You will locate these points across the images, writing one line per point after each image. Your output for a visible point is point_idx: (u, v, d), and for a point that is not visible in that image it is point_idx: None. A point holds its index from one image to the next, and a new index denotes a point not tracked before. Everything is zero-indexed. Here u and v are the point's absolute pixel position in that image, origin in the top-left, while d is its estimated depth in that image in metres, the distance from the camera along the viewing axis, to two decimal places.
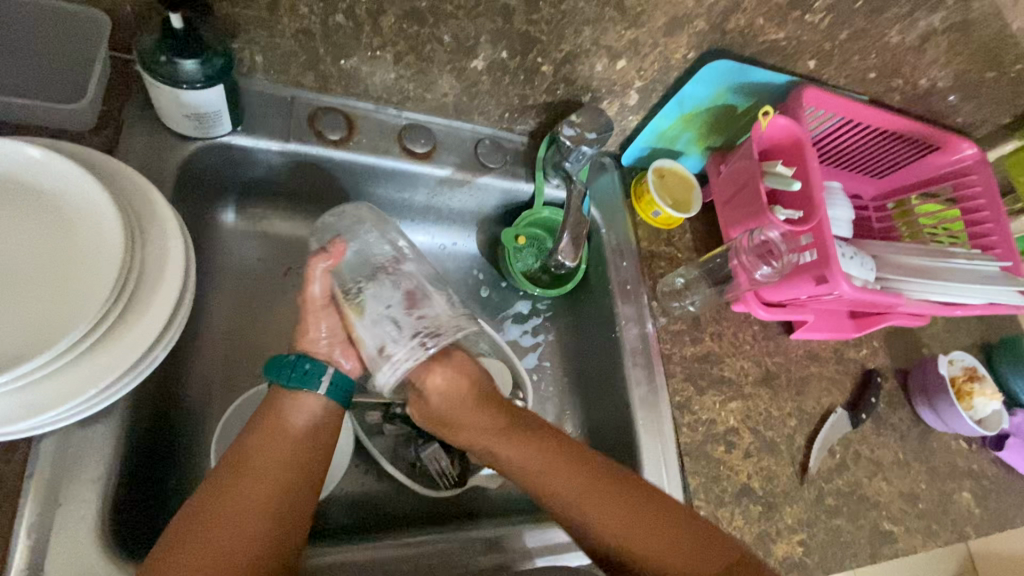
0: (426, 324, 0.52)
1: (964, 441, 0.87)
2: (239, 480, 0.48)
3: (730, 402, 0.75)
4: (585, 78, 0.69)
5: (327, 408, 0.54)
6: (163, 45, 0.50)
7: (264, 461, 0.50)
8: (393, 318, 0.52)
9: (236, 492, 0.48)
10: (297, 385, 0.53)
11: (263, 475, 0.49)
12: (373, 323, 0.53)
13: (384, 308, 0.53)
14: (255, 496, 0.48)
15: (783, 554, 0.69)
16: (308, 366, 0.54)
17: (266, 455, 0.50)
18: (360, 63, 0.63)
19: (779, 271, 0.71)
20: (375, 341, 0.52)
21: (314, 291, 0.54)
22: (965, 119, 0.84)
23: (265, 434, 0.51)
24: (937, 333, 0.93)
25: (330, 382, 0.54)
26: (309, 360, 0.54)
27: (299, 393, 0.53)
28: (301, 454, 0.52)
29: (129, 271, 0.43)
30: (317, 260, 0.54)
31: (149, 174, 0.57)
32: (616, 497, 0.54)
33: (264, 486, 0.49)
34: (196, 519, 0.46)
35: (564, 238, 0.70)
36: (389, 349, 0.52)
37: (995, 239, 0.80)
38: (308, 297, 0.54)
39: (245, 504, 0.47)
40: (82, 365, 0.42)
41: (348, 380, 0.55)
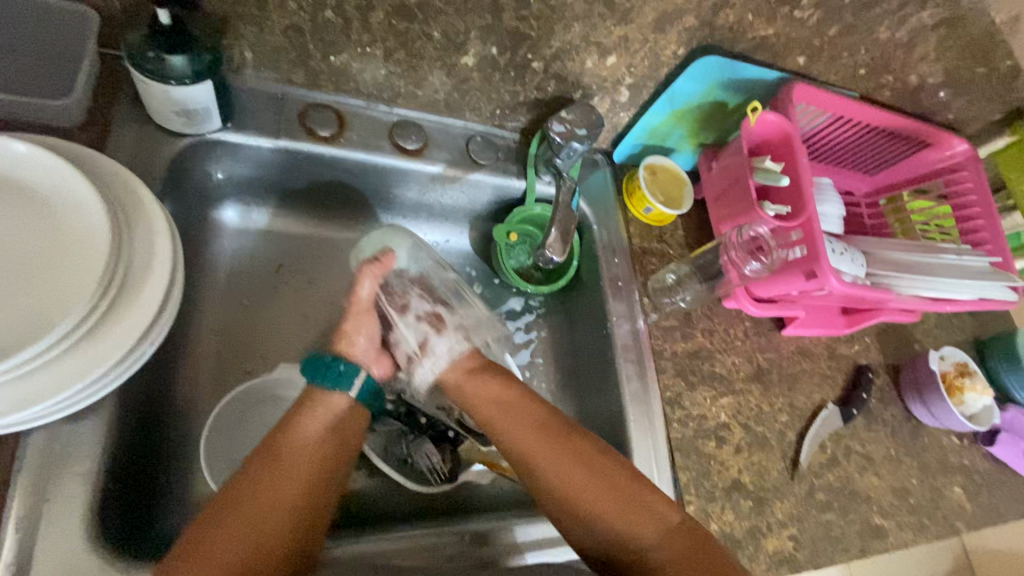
0: (466, 324, 0.66)
1: (955, 437, 0.87)
2: (270, 480, 0.49)
3: (721, 398, 0.75)
4: (576, 74, 0.70)
5: (352, 408, 0.57)
6: (150, 41, 0.50)
7: (293, 459, 0.51)
8: (432, 317, 0.64)
9: (264, 488, 0.49)
10: (332, 384, 0.56)
11: (292, 472, 0.50)
12: (410, 328, 0.62)
13: (424, 309, 0.64)
14: (283, 492, 0.49)
15: (774, 549, 0.70)
16: (341, 367, 0.57)
17: (292, 449, 0.52)
18: (351, 59, 0.64)
19: (768, 267, 0.73)
20: (415, 338, 0.62)
21: (363, 293, 0.60)
22: (956, 115, 0.85)
23: (294, 432, 0.52)
24: (928, 329, 0.93)
25: (362, 384, 0.58)
26: (343, 361, 0.57)
27: (332, 393, 0.56)
28: (327, 455, 0.53)
29: (116, 265, 0.43)
30: (369, 268, 0.60)
31: (138, 170, 0.57)
32: (609, 484, 0.56)
33: (293, 482, 0.50)
34: (225, 511, 0.46)
35: (553, 233, 0.70)
36: (432, 341, 0.63)
37: (986, 234, 0.81)
38: (355, 300, 0.60)
39: (272, 500, 0.48)
40: (69, 359, 0.42)
41: (375, 384, 0.60)
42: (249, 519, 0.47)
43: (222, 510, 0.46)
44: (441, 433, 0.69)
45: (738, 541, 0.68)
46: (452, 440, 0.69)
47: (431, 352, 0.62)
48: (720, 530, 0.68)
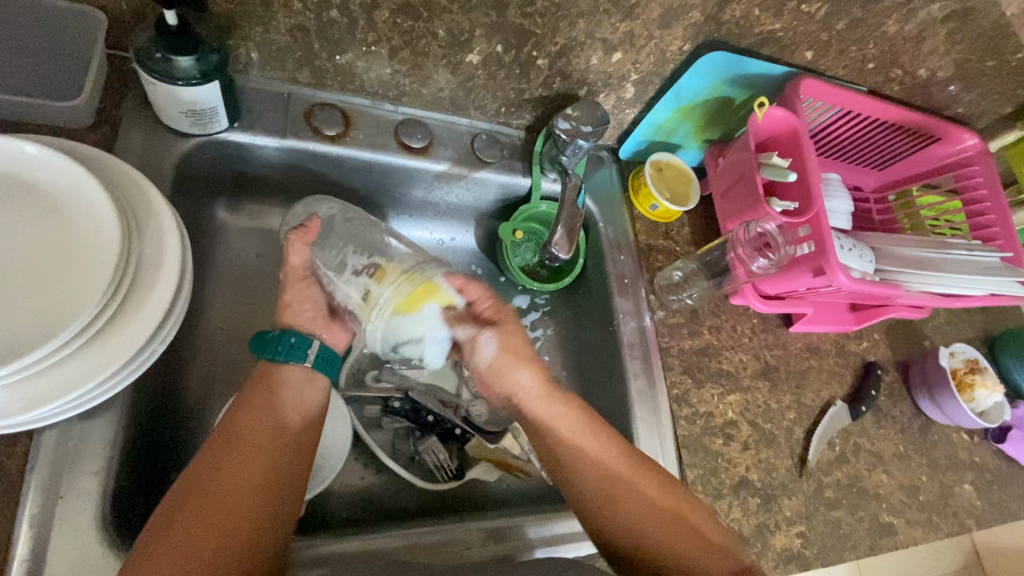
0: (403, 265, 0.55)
1: (965, 434, 0.86)
2: (232, 460, 0.49)
3: (729, 395, 0.75)
4: (581, 70, 0.69)
5: (308, 378, 0.56)
6: (158, 42, 0.50)
7: (254, 439, 0.50)
8: (373, 267, 0.55)
9: (226, 470, 0.48)
10: (284, 358, 0.54)
11: (256, 450, 0.50)
12: (352, 283, 0.55)
13: (366, 260, 0.56)
14: (248, 471, 0.48)
15: (782, 546, 0.69)
16: (292, 340, 0.55)
17: (256, 431, 0.51)
18: (356, 58, 0.64)
19: (775, 264, 0.71)
20: (358, 292, 0.55)
21: (293, 262, 0.57)
22: (966, 109, 0.84)
23: (255, 412, 0.52)
24: (938, 325, 0.92)
25: (316, 355, 0.56)
26: (293, 333, 0.55)
27: (286, 366, 0.55)
28: (292, 434, 0.53)
29: (126, 266, 0.44)
30: (296, 235, 0.57)
31: (146, 170, 0.58)
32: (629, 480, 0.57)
33: (257, 460, 0.49)
34: (186, 497, 0.45)
35: (559, 230, 0.69)
36: (373, 292, 0.54)
37: (997, 230, 0.79)
38: (289, 269, 0.57)
39: (238, 480, 0.48)
40: (81, 358, 0.43)
41: (334, 354, 0.58)
42: (216, 502, 0.46)
43: (183, 496, 0.45)
44: (448, 431, 0.69)
45: (746, 539, 0.68)
46: (460, 437, 0.69)
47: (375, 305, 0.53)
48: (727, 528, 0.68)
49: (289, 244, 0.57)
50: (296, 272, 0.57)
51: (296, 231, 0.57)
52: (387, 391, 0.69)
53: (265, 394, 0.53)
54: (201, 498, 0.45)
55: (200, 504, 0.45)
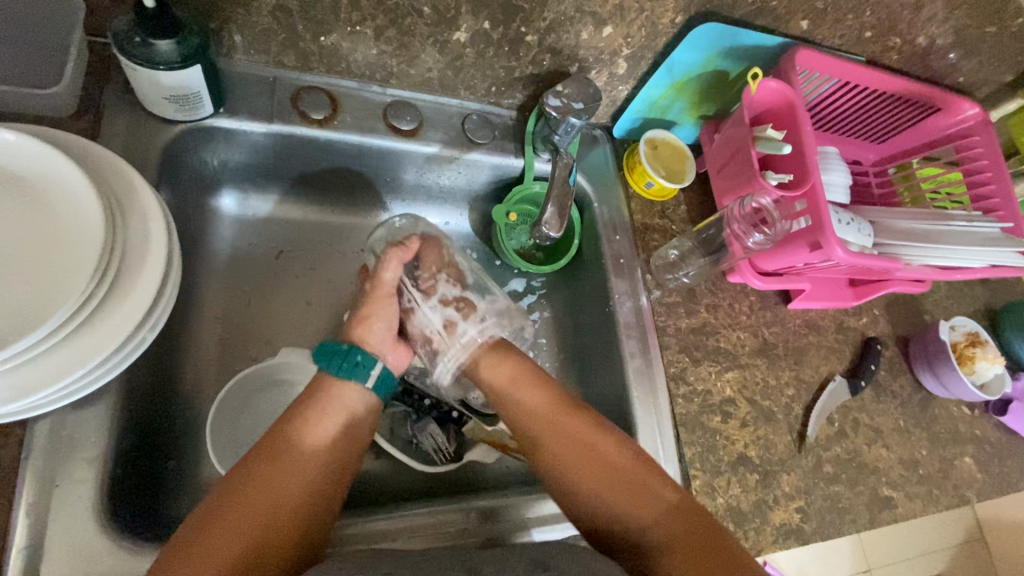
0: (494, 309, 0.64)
1: (966, 407, 0.86)
2: (273, 472, 0.49)
3: (726, 372, 0.75)
4: (571, 46, 0.68)
5: (364, 402, 0.55)
6: (137, 25, 0.49)
7: (297, 452, 0.51)
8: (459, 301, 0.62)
9: (264, 486, 0.48)
10: (347, 374, 0.55)
11: (296, 468, 0.50)
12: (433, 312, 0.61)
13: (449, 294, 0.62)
14: (288, 487, 0.48)
15: (781, 521, 0.70)
16: (358, 357, 0.56)
17: (296, 447, 0.51)
18: (341, 39, 0.63)
19: (772, 238, 0.70)
20: (440, 321, 0.61)
21: (386, 277, 0.60)
22: (966, 78, 0.82)
23: (302, 426, 0.52)
24: (939, 299, 0.91)
25: (377, 377, 0.56)
26: (359, 351, 0.56)
27: (347, 382, 0.55)
28: (332, 452, 0.52)
29: (111, 254, 0.43)
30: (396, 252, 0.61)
31: (132, 158, 0.57)
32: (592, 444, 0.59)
33: (295, 478, 0.49)
34: (227, 504, 0.46)
35: (549, 209, 0.68)
36: (457, 326, 0.61)
37: (998, 200, 0.78)
38: (379, 284, 0.60)
39: (279, 495, 0.48)
40: (67, 347, 0.42)
41: (391, 376, 0.58)
42: (250, 512, 0.46)
43: (223, 502, 0.46)
44: (445, 413, 0.69)
45: (745, 514, 0.68)
46: (457, 420, 0.70)
47: (462, 340, 0.61)
48: (726, 504, 0.68)
49: (386, 257, 0.60)
50: (383, 285, 0.60)
51: (392, 248, 0.61)
52: None
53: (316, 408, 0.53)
54: (238, 508, 0.46)
55: (234, 518, 0.45)
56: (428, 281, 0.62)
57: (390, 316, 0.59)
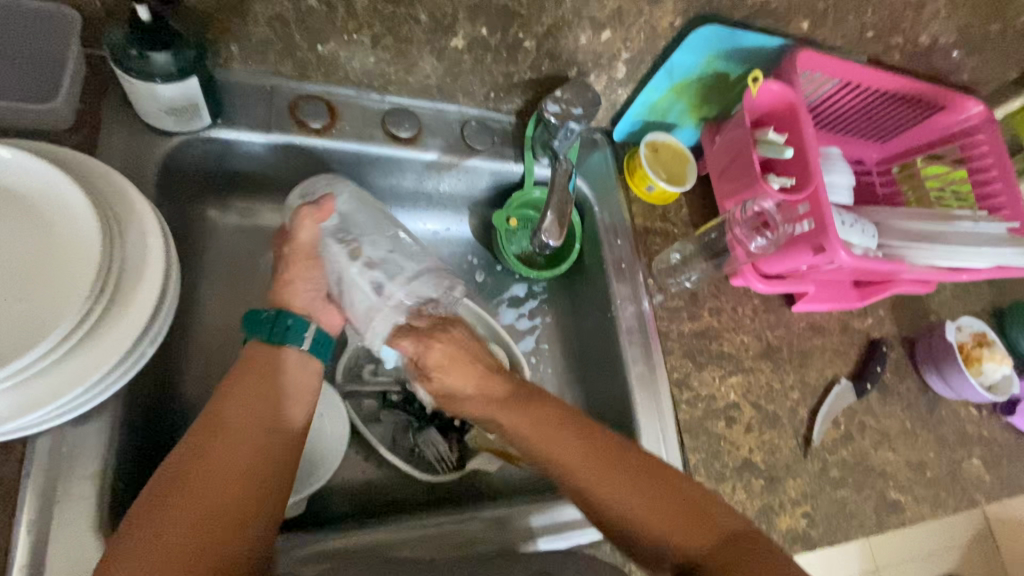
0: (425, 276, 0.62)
1: (974, 408, 0.85)
2: (222, 442, 0.48)
3: (731, 376, 0.74)
4: (570, 51, 0.68)
5: (303, 363, 0.55)
6: (132, 39, 0.49)
7: (244, 420, 0.50)
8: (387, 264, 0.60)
9: (214, 460, 0.47)
10: (279, 338, 0.55)
11: (244, 434, 0.49)
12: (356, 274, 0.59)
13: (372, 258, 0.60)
14: (240, 454, 0.48)
15: (787, 527, 0.69)
16: (289, 321, 0.56)
17: (243, 414, 0.50)
18: (338, 48, 0.62)
19: (775, 242, 0.71)
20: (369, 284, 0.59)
21: (304, 238, 0.58)
22: (970, 76, 0.81)
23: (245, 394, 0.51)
24: (945, 299, 0.90)
25: (313, 338, 0.56)
26: (290, 316, 0.56)
27: (282, 348, 0.55)
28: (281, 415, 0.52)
29: (109, 269, 0.43)
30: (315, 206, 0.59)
31: (129, 171, 0.57)
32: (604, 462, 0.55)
33: (245, 445, 0.48)
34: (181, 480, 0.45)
35: (548, 217, 0.68)
36: (385, 288, 0.59)
37: (1004, 199, 0.78)
38: (296, 245, 0.58)
39: (231, 464, 0.47)
40: (66, 365, 0.42)
41: (328, 339, 0.58)
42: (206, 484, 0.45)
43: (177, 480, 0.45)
44: (447, 422, 0.69)
45: (750, 520, 0.68)
46: (459, 428, 0.69)
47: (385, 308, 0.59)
48: (732, 510, 0.68)
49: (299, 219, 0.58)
50: (303, 249, 0.58)
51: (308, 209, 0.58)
52: (384, 384, 0.69)
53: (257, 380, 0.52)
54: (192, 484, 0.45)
55: (183, 498, 0.44)
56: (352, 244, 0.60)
57: (317, 276, 0.60)
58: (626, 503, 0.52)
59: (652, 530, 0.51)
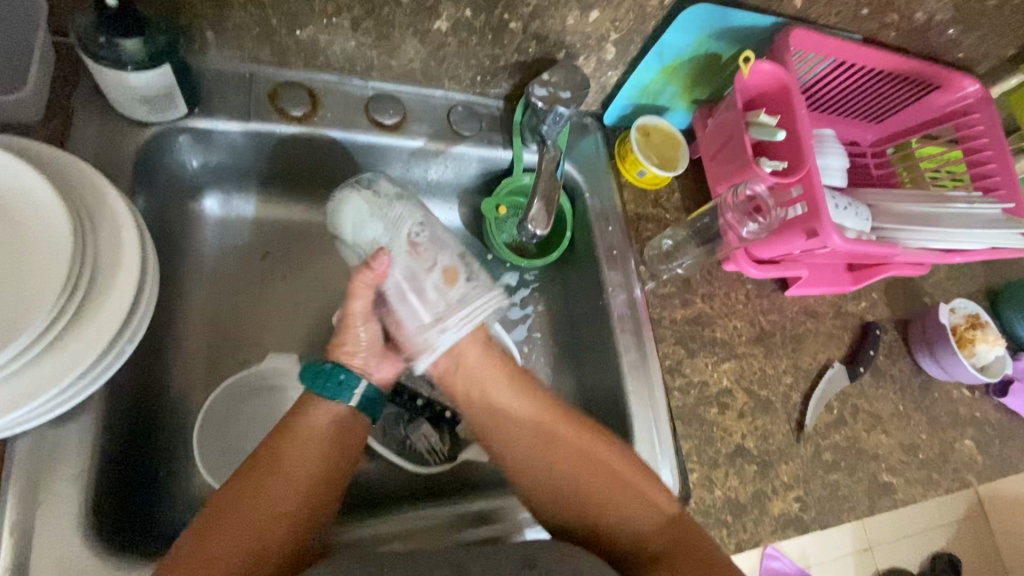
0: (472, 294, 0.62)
1: (966, 390, 0.85)
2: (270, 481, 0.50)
3: (723, 362, 0.74)
4: (557, 32, 0.66)
5: (353, 419, 0.56)
6: (100, 24, 0.47)
7: (292, 462, 0.51)
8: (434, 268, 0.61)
9: (259, 499, 0.49)
10: (331, 395, 0.54)
11: (291, 478, 0.51)
12: (402, 293, 0.60)
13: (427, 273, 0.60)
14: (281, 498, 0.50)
15: (779, 511, 0.69)
16: (342, 377, 0.55)
17: (291, 458, 0.52)
18: (317, 32, 0.60)
19: (766, 227, 0.69)
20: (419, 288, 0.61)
21: (355, 306, 0.56)
22: (966, 54, 0.80)
23: (299, 435, 0.53)
24: (939, 281, 0.90)
25: (362, 395, 0.56)
26: (343, 371, 0.55)
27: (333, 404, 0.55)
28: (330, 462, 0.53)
29: (83, 264, 0.42)
30: (360, 276, 0.55)
31: (104, 163, 0.55)
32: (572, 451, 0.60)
33: (290, 490, 0.50)
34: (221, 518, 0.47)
35: (536, 205, 0.67)
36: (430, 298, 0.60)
37: (999, 179, 0.77)
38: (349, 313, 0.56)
39: (275, 506, 0.49)
40: (39, 365, 0.41)
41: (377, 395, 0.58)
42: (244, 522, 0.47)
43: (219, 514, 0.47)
44: (438, 414, 0.68)
45: (743, 506, 0.68)
46: (449, 420, 0.69)
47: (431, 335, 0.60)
48: (724, 496, 0.68)
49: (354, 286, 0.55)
50: (354, 315, 0.56)
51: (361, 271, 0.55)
52: None
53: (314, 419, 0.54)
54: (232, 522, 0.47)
55: (231, 527, 0.46)
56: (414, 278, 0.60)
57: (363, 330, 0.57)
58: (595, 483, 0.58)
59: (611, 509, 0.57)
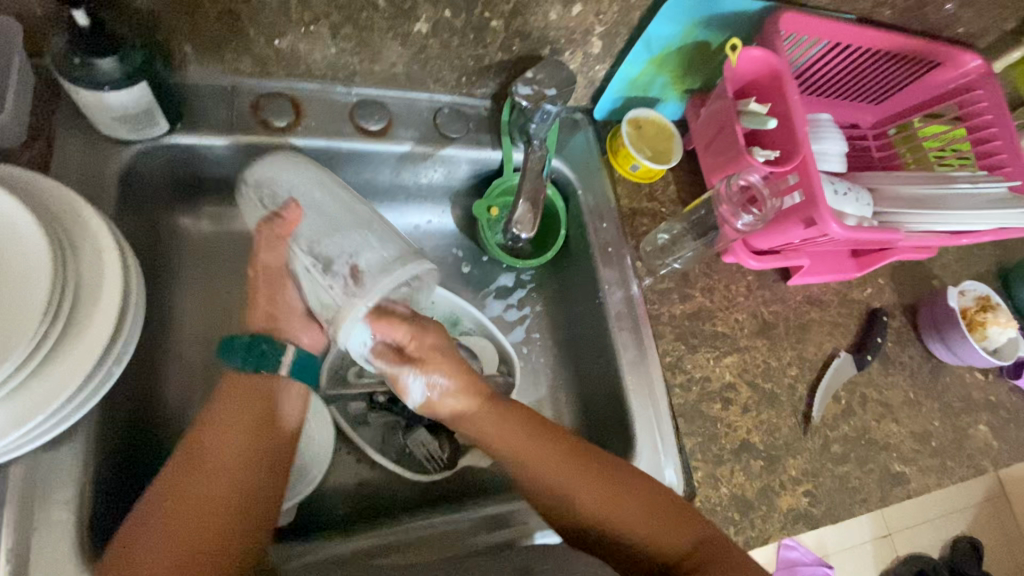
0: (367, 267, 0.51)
1: (979, 373, 0.83)
2: (192, 475, 0.47)
3: (726, 357, 0.73)
4: (541, 29, 0.64)
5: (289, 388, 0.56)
6: (74, 46, 0.47)
7: (215, 455, 0.48)
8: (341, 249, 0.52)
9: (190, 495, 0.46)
10: (254, 367, 0.55)
11: (217, 470, 0.48)
12: (312, 256, 0.53)
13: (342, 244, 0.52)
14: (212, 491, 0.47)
15: (789, 506, 0.68)
16: (264, 347, 0.56)
17: (215, 452, 0.48)
18: (296, 41, 0.60)
19: (762, 218, 0.67)
20: (321, 273, 0.52)
21: (274, 263, 0.54)
22: (967, 29, 0.77)
23: (233, 419, 0.50)
24: (948, 263, 0.88)
25: (290, 362, 0.57)
26: (265, 341, 0.56)
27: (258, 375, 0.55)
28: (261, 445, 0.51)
29: (63, 290, 0.42)
30: (272, 226, 0.53)
31: (86, 184, 0.55)
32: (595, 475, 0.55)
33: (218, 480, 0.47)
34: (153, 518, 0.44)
35: (521, 206, 0.68)
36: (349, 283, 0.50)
37: (1005, 156, 0.74)
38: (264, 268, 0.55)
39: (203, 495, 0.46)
40: (24, 394, 0.41)
41: (308, 358, 0.59)
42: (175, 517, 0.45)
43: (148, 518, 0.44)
44: (436, 420, 0.68)
45: (750, 502, 0.67)
46: (449, 426, 0.68)
47: (359, 273, 0.50)
48: (730, 493, 0.66)
49: (263, 240, 0.54)
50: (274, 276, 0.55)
51: (270, 223, 0.53)
52: (370, 385, 0.67)
53: (231, 417, 0.50)
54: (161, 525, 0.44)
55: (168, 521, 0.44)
56: (316, 240, 0.53)
57: (290, 296, 0.56)
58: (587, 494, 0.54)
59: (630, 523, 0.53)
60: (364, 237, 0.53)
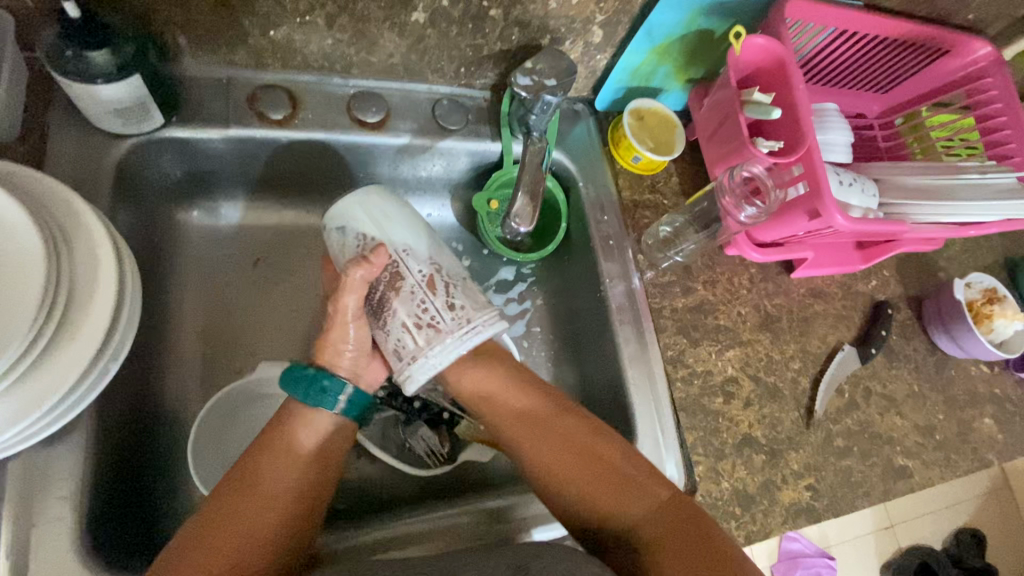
0: (457, 309, 0.52)
1: (984, 366, 0.82)
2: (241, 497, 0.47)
3: (728, 350, 0.72)
4: (540, 18, 0.63)
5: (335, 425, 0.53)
6: (67, 39, 0.46)
7: (264, 477, 0.48)
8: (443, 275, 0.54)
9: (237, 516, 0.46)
10: (315, 402, 0.51)
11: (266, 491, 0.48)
12: (401, 300, 0.52)
13: (437, 295, 0.52)
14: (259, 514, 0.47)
15: (790, 500, 0.67)
16: (326, 383, 0.51)
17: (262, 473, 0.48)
18: (292, 32, 0.59)
19: (766, 211, 0.66)
20: (405, 324, 0.52)
21: (347, 303, 0.51)
22: (977, 15, 0.75)
23: (285, 439, 0.50)
24: (954, 255, 0.87)
25: (348, 401, 0.52)
26: (327, 376, 0.52)
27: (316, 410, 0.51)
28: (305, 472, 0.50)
29: (57, 288, 0.42)
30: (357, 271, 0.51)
31: (81, 178, 0.55)
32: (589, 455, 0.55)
33: (267, 503, 0.47)
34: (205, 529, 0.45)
35: (520, 199, 0.66)
36: (433, 333, 0.51)
37: (1014, 146, 0.72)
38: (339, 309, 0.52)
39: (248, 519, 0.46)
40: (17, 393, 0.41)
41: (366, 397, 0.54)
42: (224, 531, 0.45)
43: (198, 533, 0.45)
44: (436, 415, 0.68)
45: (751, 497, 0.66)
46: (448, 421, 0.68)
47: (451, 338, 0.52)
48: (732, 487, 0.66)
49: (346, 281, 0.51)
50: (344, 311, 0.52)
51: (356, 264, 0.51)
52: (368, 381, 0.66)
53: (280, 438, 0.50)
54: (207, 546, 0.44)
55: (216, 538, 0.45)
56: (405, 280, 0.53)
57: (350, 335, 0.52)
58: (608, 498, 0.54)
59: (609, 503, 0.54)
60: (451, 292, 0.53)
